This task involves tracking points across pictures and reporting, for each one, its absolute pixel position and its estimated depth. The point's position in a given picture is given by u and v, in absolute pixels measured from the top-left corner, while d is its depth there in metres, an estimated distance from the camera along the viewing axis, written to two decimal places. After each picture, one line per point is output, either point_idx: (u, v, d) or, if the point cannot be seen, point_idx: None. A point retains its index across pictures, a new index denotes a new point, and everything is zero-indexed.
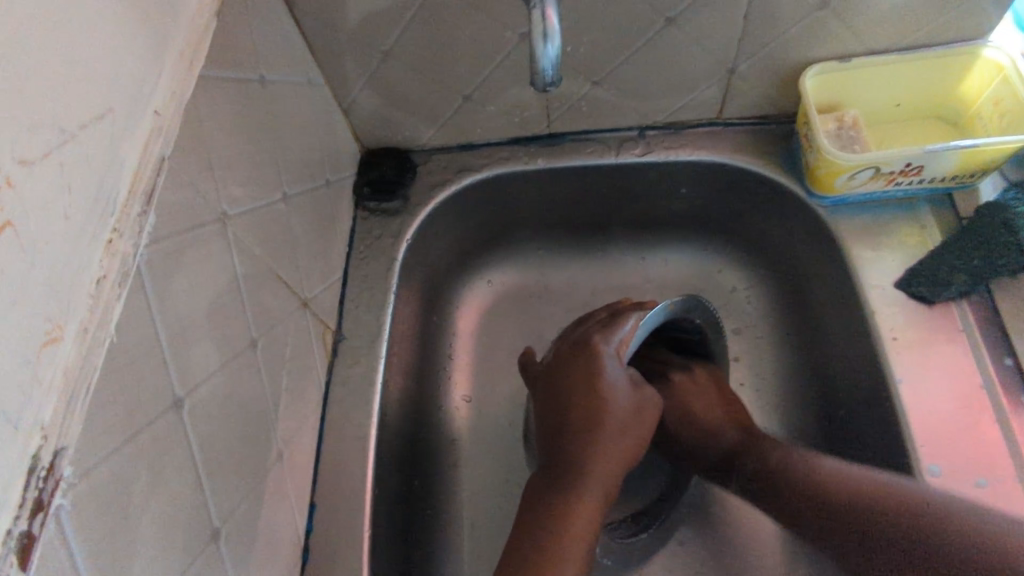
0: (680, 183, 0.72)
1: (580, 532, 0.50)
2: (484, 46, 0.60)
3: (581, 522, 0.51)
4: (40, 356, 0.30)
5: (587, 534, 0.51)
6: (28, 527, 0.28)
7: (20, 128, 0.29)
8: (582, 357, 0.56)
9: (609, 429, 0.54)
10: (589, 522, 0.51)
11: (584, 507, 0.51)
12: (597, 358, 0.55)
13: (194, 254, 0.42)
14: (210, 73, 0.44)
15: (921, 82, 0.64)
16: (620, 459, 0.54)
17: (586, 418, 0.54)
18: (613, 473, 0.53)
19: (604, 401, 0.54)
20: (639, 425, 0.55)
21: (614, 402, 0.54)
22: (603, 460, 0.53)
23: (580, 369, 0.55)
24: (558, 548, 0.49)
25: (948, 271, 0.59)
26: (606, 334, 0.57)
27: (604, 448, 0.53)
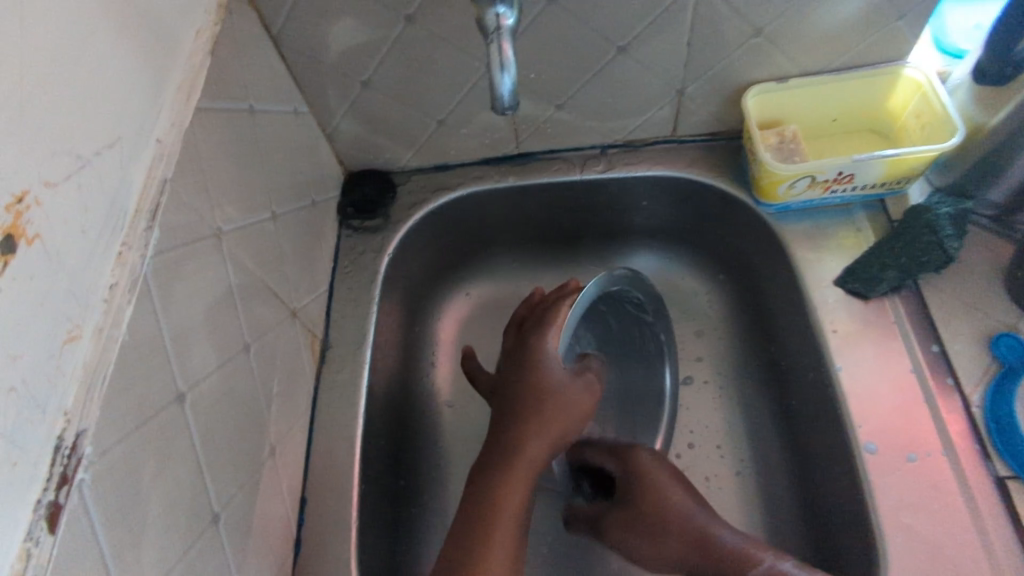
0: (640, 196, 0.78)
1: (508, 514, 0.53)
2: (454, 75, 0.66)
3: (508, 502, 0.54)
4: (61, 352, 0.34)
5: (514, 515, 0.54)
6: (55, 497, 0.33)
7: (46, 155, 0.34)
8: (519, 349, 0.61)
9: (539, 413, 0.58)
10: (516, 502, 0.54)
11: (512, 491, 0.54)
12: (530, 348, 0.60)
13: (193, 266, 0.47)
14: (205, 105, 0.50)
15: (851, 99, 0.70)
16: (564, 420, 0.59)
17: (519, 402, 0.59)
18: (541, 453, 0.57)
19: (536, 387, 0.59)
20: (569, 409, 0.59)
21: (546, 387, 0.59)
22: (547, 420, 0.58)
23: (518, 359, 0.61)
24: (487, 526, 0.52)
25: (880, 268, 0.65)
26: (538, 326, 0.62)
27: (547, 410, 0.58)
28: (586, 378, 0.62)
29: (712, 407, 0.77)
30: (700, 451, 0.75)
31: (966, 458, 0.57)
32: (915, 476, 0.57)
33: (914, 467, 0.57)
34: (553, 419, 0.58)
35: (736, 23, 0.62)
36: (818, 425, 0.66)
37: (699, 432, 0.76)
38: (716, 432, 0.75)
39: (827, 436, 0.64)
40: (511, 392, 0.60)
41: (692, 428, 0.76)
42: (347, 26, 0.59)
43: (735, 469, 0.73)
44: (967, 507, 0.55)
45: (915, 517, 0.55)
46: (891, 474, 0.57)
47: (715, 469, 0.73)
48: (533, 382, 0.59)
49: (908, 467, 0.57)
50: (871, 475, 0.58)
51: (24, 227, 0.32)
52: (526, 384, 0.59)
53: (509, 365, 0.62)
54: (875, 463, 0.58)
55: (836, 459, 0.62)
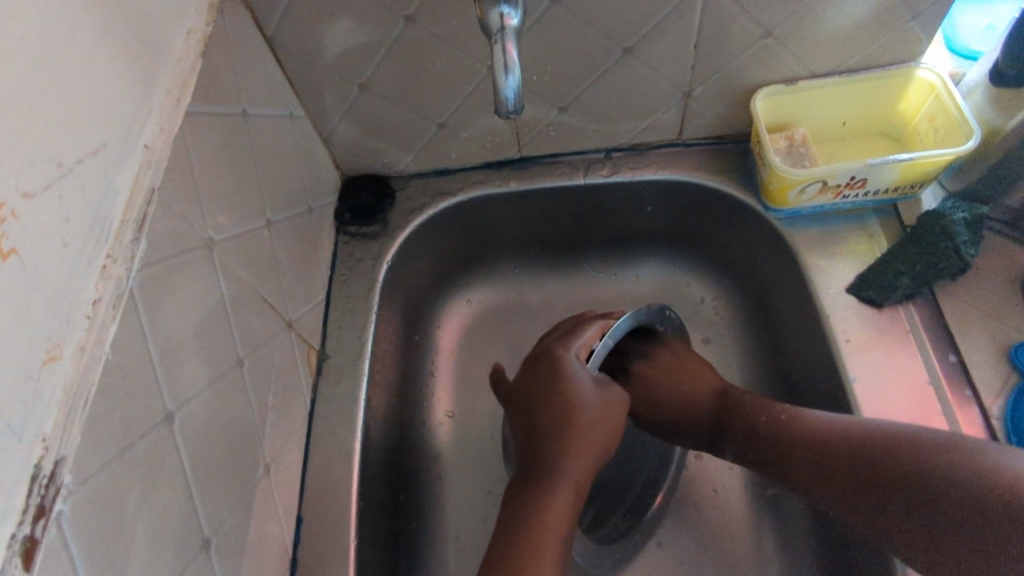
0: (646, 201, 0.76)
1: (555, 528, 0.53)
2: (455, 78, 0.64)
3: (556, 517, 0.54)
4: (41, 374, 0.32)
5: (562, 528, 0.54)
6: (30, 531, 0.30)
7: (24, 164, 0.32)
8: (548, 363, 0.61)
9: (581, 429, 0.57)
10: (565, 518, 0.54)
11: (559, 507, 0.55)
12: (562, 364, 0.60)
13: (183, 278, 0.45)
14: (196, 109, 0.48)
15: (862, 101, 0.68)
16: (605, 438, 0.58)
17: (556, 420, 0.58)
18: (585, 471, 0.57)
19: (573, 405, 0.58)
20: (609, 425, 0.59)
21: (583, 405, 0.58)
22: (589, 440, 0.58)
23: (546, 374, 0.60)
24: (535, 545, 0.52)
25: (894, 276, 0.63)
26: (568, 342, 0.62)
27: (587, 432, 0.58)
28: (614, 389, 0.60)
29: None
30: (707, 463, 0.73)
31: None
32: None
33: None
34: (594, 434, 0.58)
35: (745, 24, 0.60)
36: None
37: None
38: None
39: None
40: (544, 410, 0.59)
41: None
42: (343, 27, 0.57)
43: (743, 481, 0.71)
44: None
45: None
46: None
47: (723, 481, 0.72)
48: (567, 400, 0.58)
49: None
50: None
51: None
52: (561, 400, 0.58)
53: (536, 379, 0.60)
54: None
55: None
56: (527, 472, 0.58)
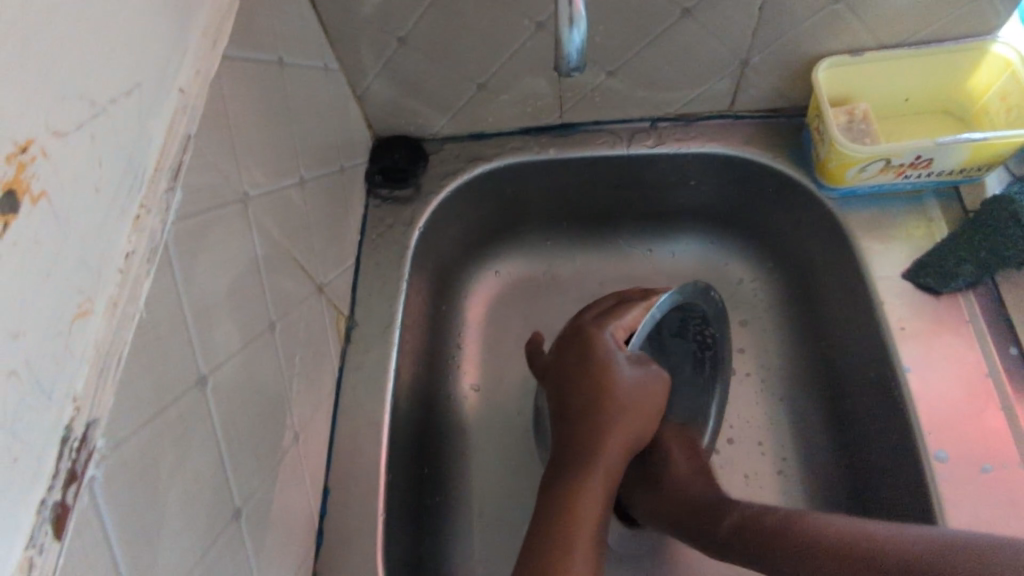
0: (690, 174, 0.73)
1: (591, 514, 0.51)
2: (500, 34, 0.60)
3: (593, 500, 0.52)
4: (70, 330, 0.30)
5: (598, 510, 0.52)
6: (62, 498, 0.28)
7: (54, 99, 0.29)
8: (580, 342, 0.58)
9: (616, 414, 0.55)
10: (600, 500, 0.52)
11: (594, 487, 0.52)
12: (595, 342, 0.57)
13: (218, 234, 0.42)
14: (232, 53, 0.44)
15: (929, 77, 0.64)
16: (639, 422, 0.56)
17: (591, 400, 0.55)
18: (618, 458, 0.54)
19: (607, 384, 0.55)
20: (645, 405, 0.56)
21: (618, 385, 0.55)
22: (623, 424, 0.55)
23: (577, 354, 0.57)
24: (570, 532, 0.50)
25: (957, 262, 0.59)
26: (600, 319, 0.59)
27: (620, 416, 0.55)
28: (651, 365, 0.57)
29: (755, 401, 0.72)
30: (741, 448, 0.70)
31: None
32: (991, 489, 0.52)
33: (988, 480, 0.53)
34: (629, 419, 0.55)
35: None
36: (878, 430, 0.61)
37: (740, 428, 0.71)
38: (759, 428, 0.71)
39: (888, 439, 0.60)
40: (575, 391, 0.56)
41: (733, 424, 0.72)
42: None
43: (778, 468, 0.69)
44: None
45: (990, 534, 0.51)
46: (965, 486, 0.53)
47: (757, 467, 0.69)
48: (601, 383, 0.55)
49: (983, 479, 0.53)
50: (940, 486, 0.53)
51: (29, 182, 0.27)
52: (594, 378, 0.55)
53: (568, 357, 0.58)
54: (945, 474, 0.53)
55: (899, 465, 0.58)
56: (559, 453, 0.55)
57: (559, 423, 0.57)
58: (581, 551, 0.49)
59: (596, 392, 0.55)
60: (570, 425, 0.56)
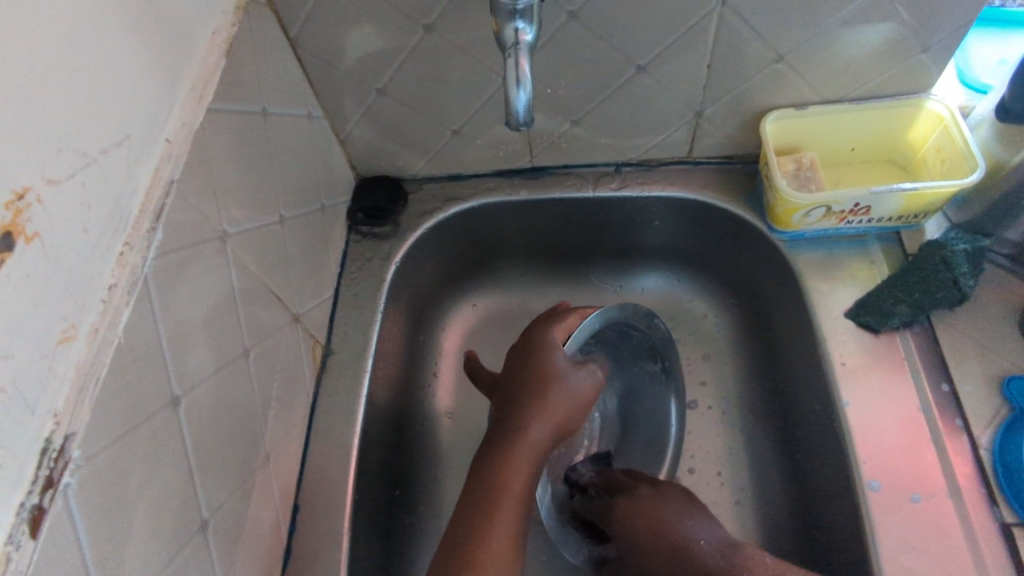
0: (654, 215, 0.77)
1: (510, 500, 0.52)
2: (469, 86, 0.65)
3: (513, 486, 0.52)
4: (55, 352, 0.34)
5: (519, 498, 0.52)
6: (38, 501, 0.32)
7: (51, 153, 0.34)
8: (525, 346, 0.60)
9: (546, 405, 0.56)
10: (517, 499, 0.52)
11: (519, 471, 0.53)
12: (538, 344, 0.59)
13: (196, 268, 0.46)
14: (218, 106, 0.49)
15: (871, 129, 0.69)
16: (570, 419, 0.56)
17: (525, 394, 0.56)
18: (543, 449, 0.54)
19: (548, 380, 0.56)
20: (579, 406, 0.57)
21: (556, 384, 0.56)
22: (552, 417, 0.55)
23: (523, 354, 0.60)
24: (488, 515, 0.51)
25: (892, 302, 0.64)
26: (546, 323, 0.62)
27: (549, 410, 0.55)
28: (590, 367, 0.58)
29: (714, 432, 0.76)
30: (700, 477, 0.73)
31: (972, 503, 0.55)
32: (919, 519, 0.55)
33: (917, 509, 0.56)
34: (559, 411, 0.56)
35: (756, 49, 0.61)
36: (823, 463, 0.64)
37: (699, 459, 0.74)
38: (717, 459, 0.74)
39: (831, 469, 0.63)
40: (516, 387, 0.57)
41: (692, 454, 0.75)
42: (364, 33, 0.59)
43: (735, 497, 0.72)
44: (971, 555, 0.53)
45: (917, 561, 0.54)
46: (894, 515, 0.56)
47: (713, 496, 0.72)
48: (535, 379, 0.57)
49: (912, 509, 0.56)
50: (873, 514, 0.56)
51: (24, 225, 0.32)
52: (531, 377, 0.57)
53: (513, 360, 0.60)
54: (877, 502, 0.57)
55: (840, 493, 0.61)
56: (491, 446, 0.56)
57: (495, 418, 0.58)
58: (497, 537, 0.50)
59: (534, 387, 0.57)
60: (505, 418, 0.56)
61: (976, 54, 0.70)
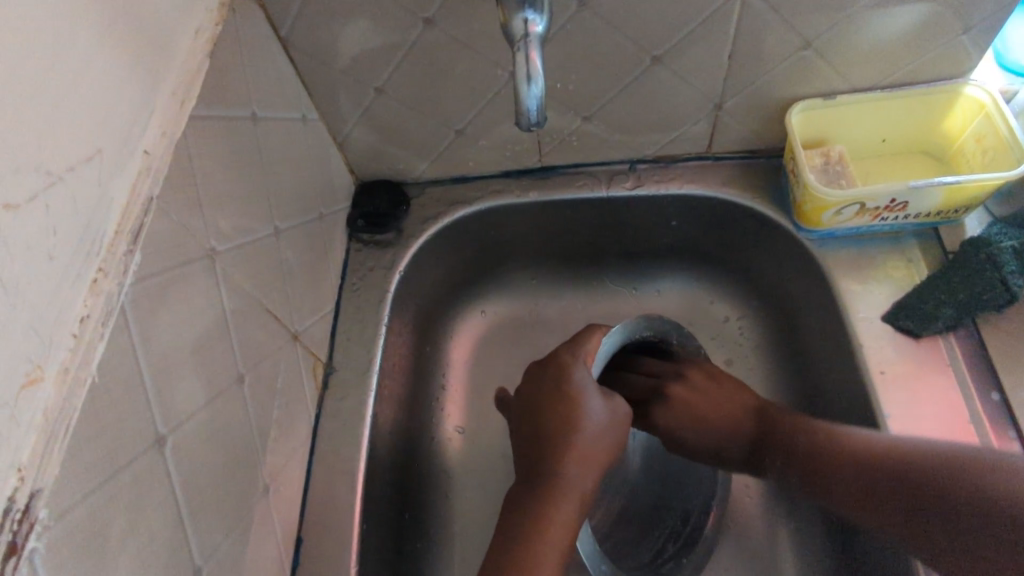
0: (671, 215, 0.73)
1: (556, 540, 0.50)
2: (473, 83, 0.61)
3: (560, 528, 0.51)
4: (18, 397, 0.30)
5: (566, 537, 0.51)
6: (0, 571, 0.28)
7: (7, 173, 0.30)
8: (551, 375, 0.58)
9: (583, 441, 0.54)
10: (566, 540, 0.51)
11: (565, 509, 0.52)
12: (566, 371, 0.57)
13: (183, 290, 0.42)
14: (202, 112, 0.45)
15: (904, 119, 0.64)
16: (606, 450, 0.55)
17: (559, 429, 0.54)
18: (587, 483, 0.53)
19: (586, 421, 0.55)
20: (618, 437, 0.56)
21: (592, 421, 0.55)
22: (591, 450, 0.54)
23: (549, 382, 0.57)
24: (533, 558, 0.49)
25: (935, 305, 0.59)
26: (574, 346, 0.59)
27: (586, 443, 0.54)
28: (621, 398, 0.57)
29: None
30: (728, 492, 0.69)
31: None
32: None
33: None
34: (595, 447, 0.54)
35: (782, 35, 0.57)
36: None
37: None
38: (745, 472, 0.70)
39: None
40: (546, 424, 0.56)
41: None
42: (360, 29, 0.55)
43: None
44: None
45: None
46: None
47: None
48: (569, 412, 0.55)
49: None
50: None
51: None
52: (562, 411, 0.55)
53: (538, 388, 0.57)
54: None
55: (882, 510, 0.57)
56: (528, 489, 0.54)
57: (523, 452, 0.56)
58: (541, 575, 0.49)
59: (567, 415, 0.55)
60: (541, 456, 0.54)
61: (1017, 32, 0.64)
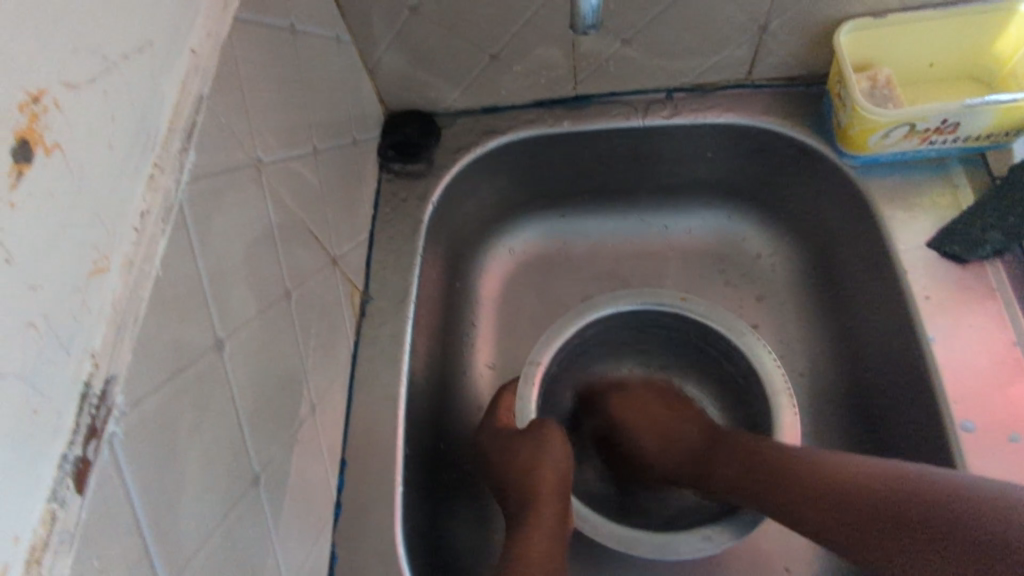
0: (707, 146, 0.72)
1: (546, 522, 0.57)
2: (510, 2, 0.59)
3: (549, 511, 0.58)
4: (87, 284, 0.29)
5: (555, 517, 0.58)
6: (82, 453, 0.28)
7: (67, 51, 0.29)
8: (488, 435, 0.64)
9: (526, 453, 0.60)
10: (553, 513, 0.58)
11: (546, 499, 0.59)
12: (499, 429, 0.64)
13: (233, 198, 0.41)
14: (245, 16, 0.44)
15: (954, 41, 0.62)
16: (553, 452, 0.61)
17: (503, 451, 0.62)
18: (552, 475, 0.60)
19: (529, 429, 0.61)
20: (557, 447, 0.61)
21: (553, 433, 0.61)
22: (534, 454, 0.60)
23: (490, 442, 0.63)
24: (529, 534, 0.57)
25: (982, 230, 0.58)
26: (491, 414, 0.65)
27: (523, 450, 0.60)
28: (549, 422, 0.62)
29: None
30: None
31: None
32: (1019, 458, 0.52)
33: (1016, 449, 0.52)
34: (545, 448, 0.60)
35: None
36: (907, 405, 0.60)
37: None
38: None
39: (915, 409, 0.59)
40: (517, 455, 0.60)
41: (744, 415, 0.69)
42: None
43: None
44: None
45: None
46: (992, 455, 0.53)
47: None
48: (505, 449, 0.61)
49: (1009, 448, 0.53)
50: (967, 454, 0.53)
51: (42, 133, 0.27)
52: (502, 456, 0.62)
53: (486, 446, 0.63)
54: (972, 443, 0.53)
55: (926, 434, 0.57)
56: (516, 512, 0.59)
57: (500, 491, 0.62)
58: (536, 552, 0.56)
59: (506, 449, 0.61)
60: (521, 481, 0.60)
61: None
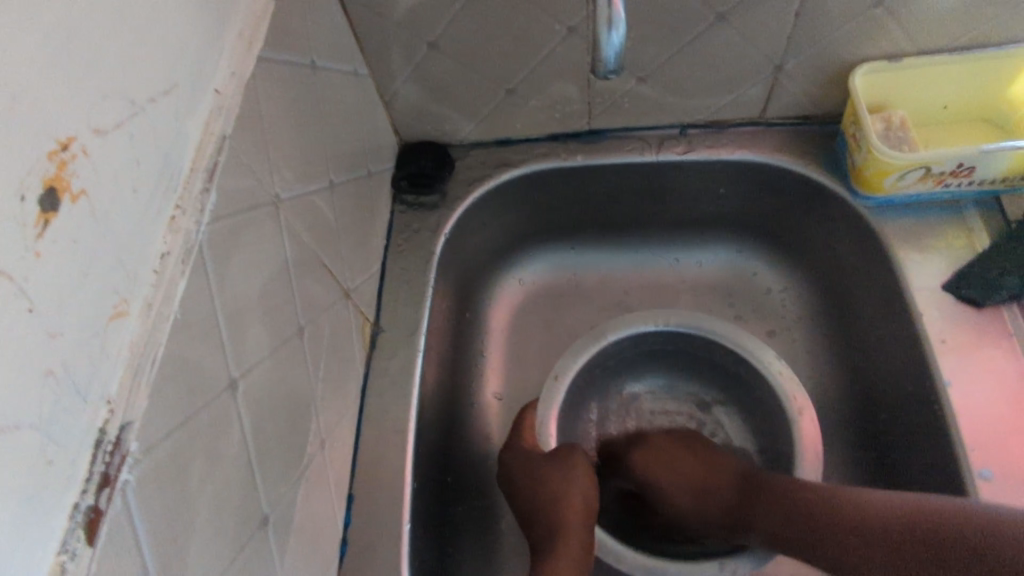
0: (719, 181, 0.72)
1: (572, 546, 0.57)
2: (528, 39, 0.59)
3: (575, 537, 0.58)
4: (107, 328, 0.29)
5: (581, 543, 0.58)
6: (95, 502, 0.28)
7: (96, 98, 0.29)
8: (510, 457, 0.63)
9: (555, 474, 0.61)
10: (579, 540, 0.58)
11: (570, 525, 0.59)
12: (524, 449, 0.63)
13: (250, 235, 0.41)
14: (268, 55, 0.44)
15: (969, 85, 0.63)
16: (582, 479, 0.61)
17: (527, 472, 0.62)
18: (579, 502, 0.60)
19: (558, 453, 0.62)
20: (582, 472, 0.61)
21: (581, 461, 0.62)
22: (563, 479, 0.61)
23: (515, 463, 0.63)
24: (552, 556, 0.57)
25: (999, 273, 0.59)
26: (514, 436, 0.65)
27: (553, 474, 0.61)
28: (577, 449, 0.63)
29: None
30: None
31: None
32: None
33: None
34: (572, 472, 0.61)
35: None
36: (922, 448, 0.59)
37: None
38: None
39: (931, 453, 0.58)
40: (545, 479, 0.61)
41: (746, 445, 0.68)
42: None
43: None
44: None
45: None
46: (1011, 505, 0.52)
47: None
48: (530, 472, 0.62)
49: None
50: (985, 503, 0.52)
51: (69, 180, 0.27)
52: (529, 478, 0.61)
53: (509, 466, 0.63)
54: (991, 493, 0.52)
55: (943, 479, 0.57)
56: (541, 538, 0.59)
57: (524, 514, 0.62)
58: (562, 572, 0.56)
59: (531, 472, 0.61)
60: (547, 505, 0.60)
61: None
